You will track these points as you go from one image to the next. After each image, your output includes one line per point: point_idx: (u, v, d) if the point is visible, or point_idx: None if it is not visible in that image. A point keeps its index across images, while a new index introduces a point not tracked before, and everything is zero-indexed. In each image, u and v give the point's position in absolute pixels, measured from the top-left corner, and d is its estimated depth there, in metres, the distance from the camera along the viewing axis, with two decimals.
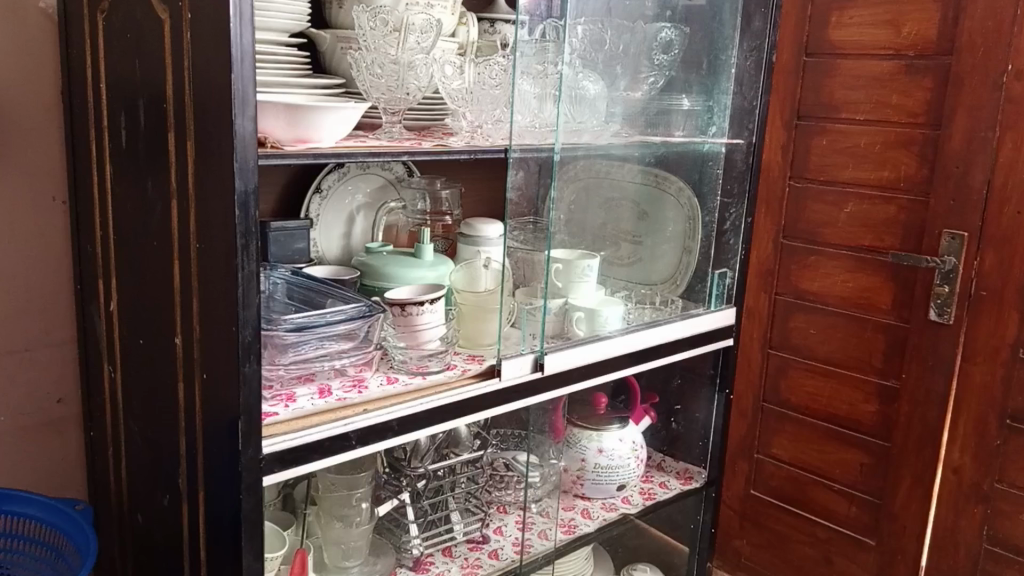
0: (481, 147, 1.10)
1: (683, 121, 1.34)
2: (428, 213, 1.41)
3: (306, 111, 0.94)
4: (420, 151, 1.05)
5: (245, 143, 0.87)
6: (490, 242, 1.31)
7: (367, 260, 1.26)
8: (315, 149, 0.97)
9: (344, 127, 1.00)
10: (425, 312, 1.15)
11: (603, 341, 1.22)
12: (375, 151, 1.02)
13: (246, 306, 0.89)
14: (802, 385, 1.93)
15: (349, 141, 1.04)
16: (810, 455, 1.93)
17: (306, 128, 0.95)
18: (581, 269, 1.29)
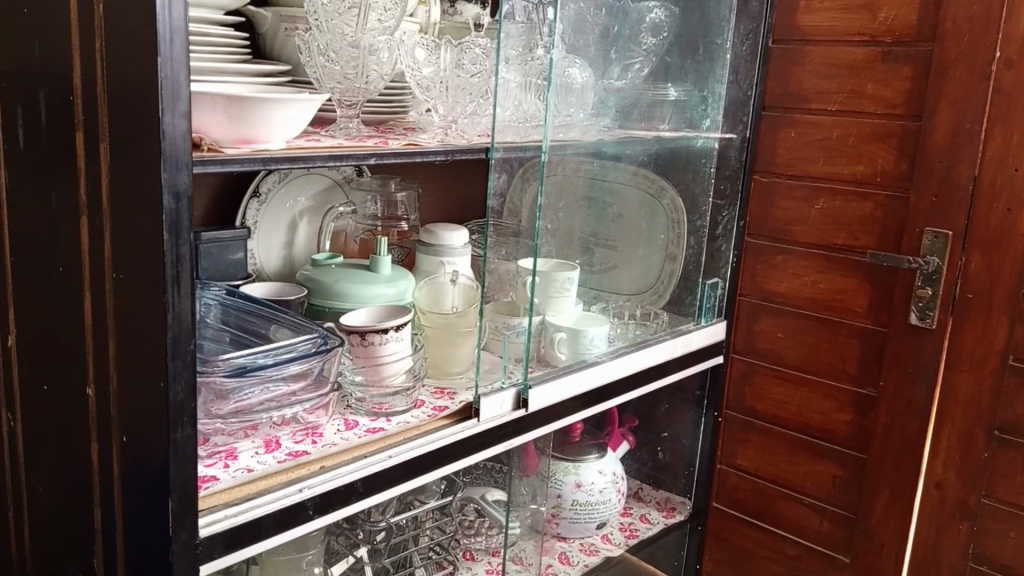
0: (453, 147, 0.93)
1: (671, 114, 1.22)
2: (381, 219, 1.25)
3: (251, 103, 0.75)
4: (384, 152, 0.87)
5: (175, 145, 0.68)
6: (455, 251, 1.15)
7: (313, 275, 1.09)
8: (264, 153, 0.79)
9: (297, 124, 0.82)
10: (389, 342, 0.97)
11: (585, 369, 1.09)
12: (332, 153, 0.84)
13: (177, 355, 0.72)
14: (768, 392, 1.82)
15: (300, 141, 0.85)
16: (776, 466, 1.83)
17: (252, 125, 0.77)
18: (562, 283, 1.13)
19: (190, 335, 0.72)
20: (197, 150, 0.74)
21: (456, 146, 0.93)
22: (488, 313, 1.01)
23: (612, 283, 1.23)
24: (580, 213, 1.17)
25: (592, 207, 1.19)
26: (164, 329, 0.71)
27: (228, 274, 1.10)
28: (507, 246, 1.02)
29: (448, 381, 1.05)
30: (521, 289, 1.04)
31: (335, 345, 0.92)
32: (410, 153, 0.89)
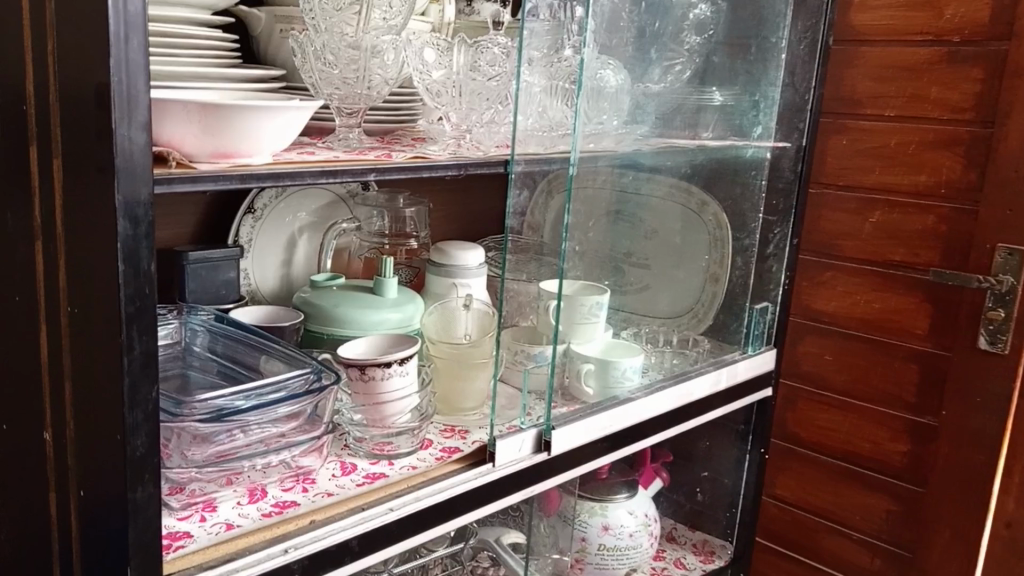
0: (467, 158, 0.82)
1: (715, 121, 1.12)
2: (388, 236, 1.24)
3: (233, 111, 0.65)
4: (385, 165, 0.76)
5: (132, 161, 0.57)
6: (467, 272, 1.09)
7: (312, 299, 1.04)
8: (245, 168, 0.68)
9: (285, 137, 0.71)
10: (393, 377, 0.86)
11: (614, 407, 0.97)
12: (323, 167, 0.72)
13: (134, 406, 0.60)
14: (813, 418, 1.69)
15: (285, 155, 0.74)
16: (819, 494, 1.70)
17: (230, 140, 0.66)
18: (591, 309, 1.03)
19: (152, 380, 0.61)
20: (166, 167, 0.63)
21: (469, 157, 0.82)
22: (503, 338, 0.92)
23: (648, 305, 1.14)
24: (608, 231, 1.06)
25: (637, 218, 1.10)
26: (117, 373, 0.60)
27: (217, 296, 1.08)
28: (526, 267, 0.92)
29: (462, 420, 0.95)
30: (544, 317, 0.94)
31: (330, 383, 0.81)
32: (419, 166, 0.77)
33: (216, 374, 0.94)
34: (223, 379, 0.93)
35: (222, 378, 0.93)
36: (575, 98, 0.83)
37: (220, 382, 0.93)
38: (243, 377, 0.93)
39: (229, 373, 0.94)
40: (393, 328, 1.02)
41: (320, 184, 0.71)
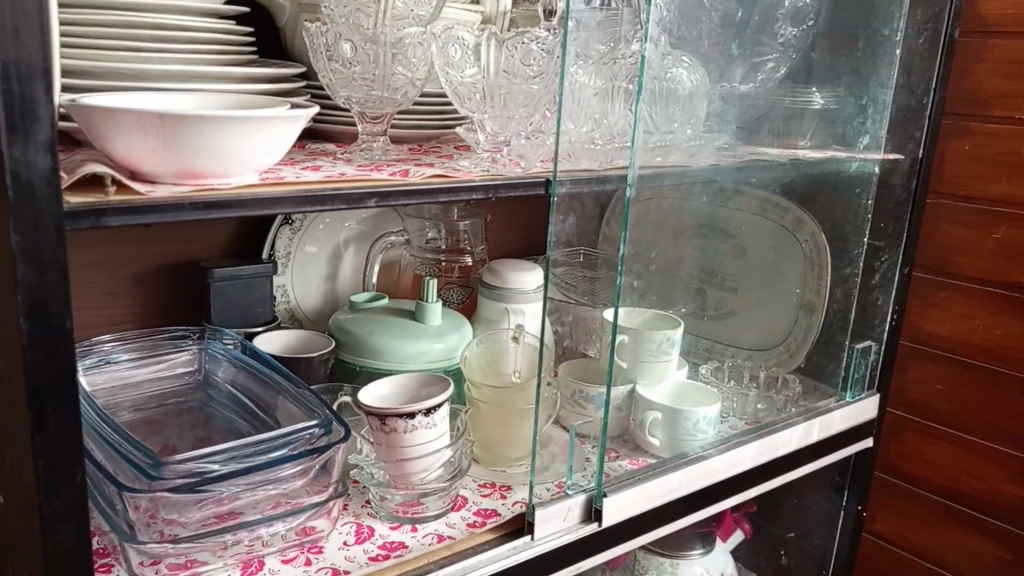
0: (500, 176, 0.68)
1: (813, 126, 0.97)
2: (443, 252, 1.09)
3: (201, 120, 0.50)
4: (394, 183, 0.62)
5: (33, 189, 0.44)
6: (522, 296, 0.94)
7: (344, 325, 0.93)
8: (211, 192, 0.53)
9: (276, 148, 0.56)
10: (419, 429, 0.74)
11: (678, 470, 0.83)
12: (316, 181, 0.59)
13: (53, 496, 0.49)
14: (918, 450, 1.51)
15: (276, 170, 0.62)
16: (924, 536, 1.52)
17: (199, 157, 0.52)
18: (662, 345, 0.89)
19: (74, 461, 0.49)
20: (102, 194, 0.50)
21: (500, 177, 0.67)
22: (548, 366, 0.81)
23: (731, 335, 1.02)
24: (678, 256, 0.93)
25: (720, 238, 0.99)
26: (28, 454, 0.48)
27: (249, 316, 0.95)
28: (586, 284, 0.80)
29: (505, 474, 0.83)
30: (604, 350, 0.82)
31: (337, 442, 0.67)
32: (437, 188, 0.64)
33: (236, 413, 0.81)
34: (241, 420, 0.80)
35: (241, 419, 0.81)
36: (634, 98, 0.67)
37: (236, 425, 0.79)
38: (262, 419, 0.80)
39: (248, 413, 0.81)
40: (429, 363, 0.89)
41: (308, 212, 0.59)
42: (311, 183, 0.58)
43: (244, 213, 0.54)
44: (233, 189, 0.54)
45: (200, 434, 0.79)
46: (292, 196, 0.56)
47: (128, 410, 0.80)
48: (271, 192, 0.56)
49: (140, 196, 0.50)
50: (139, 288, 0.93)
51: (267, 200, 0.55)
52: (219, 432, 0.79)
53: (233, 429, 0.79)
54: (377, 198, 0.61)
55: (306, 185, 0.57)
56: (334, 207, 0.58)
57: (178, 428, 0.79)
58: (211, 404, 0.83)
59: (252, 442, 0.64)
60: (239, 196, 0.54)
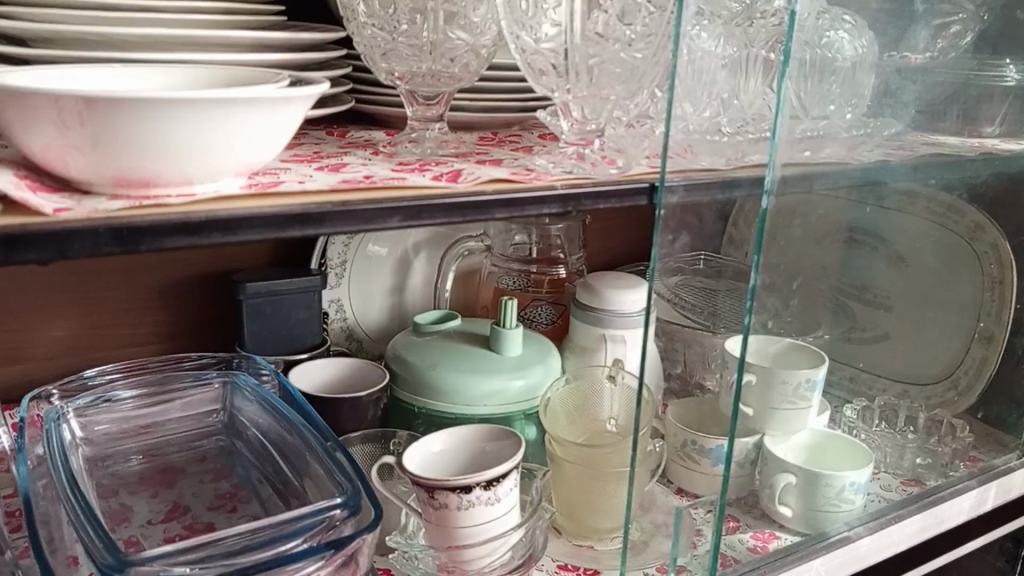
0: (576, 176, 0.52)
1: (1002, 107, 0.76)
2: (532, 260, 0.92)
3: (141, 108, 0.37)
4: (427, 190, 0.47)
5: None
6: (615, 320, 0.79)
7: (405, 356, 0.78)
8: (162, 211, 0.41)
9: (265, 142, 0.43)
10: (476, 507, 0.58)
11: (817, 556, 0.68)
12: (316, 190, 0.45)
13: None
14: None
15: (273, 173, 0.47)
16: None
17: (144, 160, 0.40)
18: (799, 390, 0.71)
19: None
20: None
21: (585, 181, 0.51)
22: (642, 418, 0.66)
23: (884, 366, 0.85)
24: (815, 263, 0.75)
25: (865, 248, 0.82)
26: None
27: (288, 341, 0.84)
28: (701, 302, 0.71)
29: (581, 554, 0.67)
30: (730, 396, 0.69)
31: (360, 533, 0.54)
32: (486, 198, 0.48)
33: (259, 468, 0.73)
34: (262, 479, 0.72)
35: (263, 477, 0.72)
36: (781, 67, 0.47)
37: (257, 486, 0.72)
38: (284, 479, 0.71)
39: (271, 469, 0.72)
40: (505, 404, 0.74)
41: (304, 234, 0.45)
42: (304, 197, 0.44)
43: (190, 240, 0.41)
44: (183, 206, 0.41)
45: (214, 493, 0.71)
46: (271, 214, 0.42)
47: (134, 460, 0.74)
48: (239, 208, 0.42)
49: (43, 218, 0.39)
50: (163, 302, 0.84)
51: (233, 219, 0.42)
52: (237, 493, 0.71)
53: (252, 491, 0.71)
54: (401, 215, 0.46)
55: (296, 199, 0.44)
56: (335, 228, 0.44)
57: (190, 484, 0.72)
58: (234, 455, 0.75)
59: (249, 532, 0.51)
60: (189, 218, 0.41)
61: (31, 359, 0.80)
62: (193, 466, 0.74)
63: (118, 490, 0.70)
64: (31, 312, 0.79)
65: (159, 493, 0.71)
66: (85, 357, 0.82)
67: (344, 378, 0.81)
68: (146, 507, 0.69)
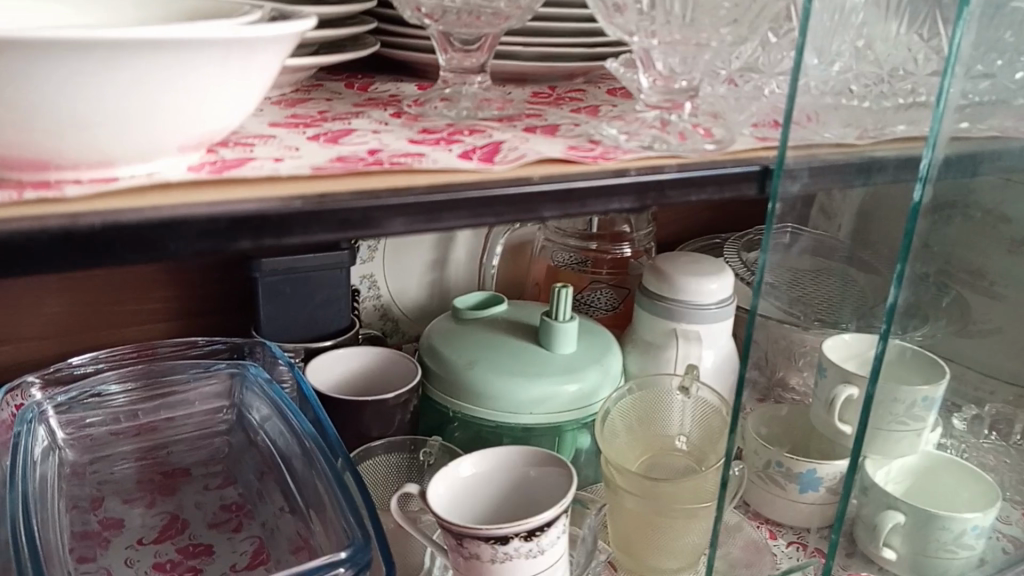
0: (654, 155, 0.42)
1: None
2: (593, 235, 0.80)
3: (14, 62, 0.28)
4: (438, 180, 0.37)
5: None
6: (691, 312, 0.67)
7: (439, 350, 0.66)
8: (59, 211, 0.31)
9: (224, 100, 0.34)
10: (513, 562, 0.47)
11: None
12: (286, 183, 0.36)
13: None
14: None
15: (244, 149, 0.38)
16: None
17: (29, 132, 0.30)
18: (914, 408, 0.60)
19: None
20: None
21: (669, 165, 0.41)
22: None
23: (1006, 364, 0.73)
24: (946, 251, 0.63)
25: (1006, 222, 0.69)
26: None
27: (311, 325, 0.74)
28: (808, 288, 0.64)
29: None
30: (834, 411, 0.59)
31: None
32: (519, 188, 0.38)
33: (268, 475, 0.64)
34: (270, 490, 0.62)
35: (269, 487, 0.63)
36: (957, 10, 0.37)
37: (264, 498, 0.62)
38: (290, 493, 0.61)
39: (277, 479, 0.62)
40: (555, 412, 0.63)
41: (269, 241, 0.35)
42: (265, 192, 0.34)
43: (97, 248, 0.31)
44: (96, 207, 0.32)
45: (218, 504, 0.62)
46: (206, 219, 0.33)
47: (129, 463, 0.65)
48: (170, 209, 0.33)
49: None
50: (178, 278, 0.75)
51: (161, 225, 0.32)
52: (244, 505, 0.62)
53: (260, 503, 0.62)
54: (405, 216, 0.36)
55: (253, 194, 0.34)
56: (307, 236, 0.34)
57: (192, 493, 0.63)
58: (243, 455, 0.66)
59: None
60: (96, 225, 0.31)
61: (24, 338, 0.71)
62: (198, 470, 0.65)
63: (106, 501, 0.61)
64: (25, 287, 0.69)
65: (155, 505, 0.62)
66: (84, 339, 0.73)
67: (373, 373, 0.70)
68: (138, 522, 0.60)
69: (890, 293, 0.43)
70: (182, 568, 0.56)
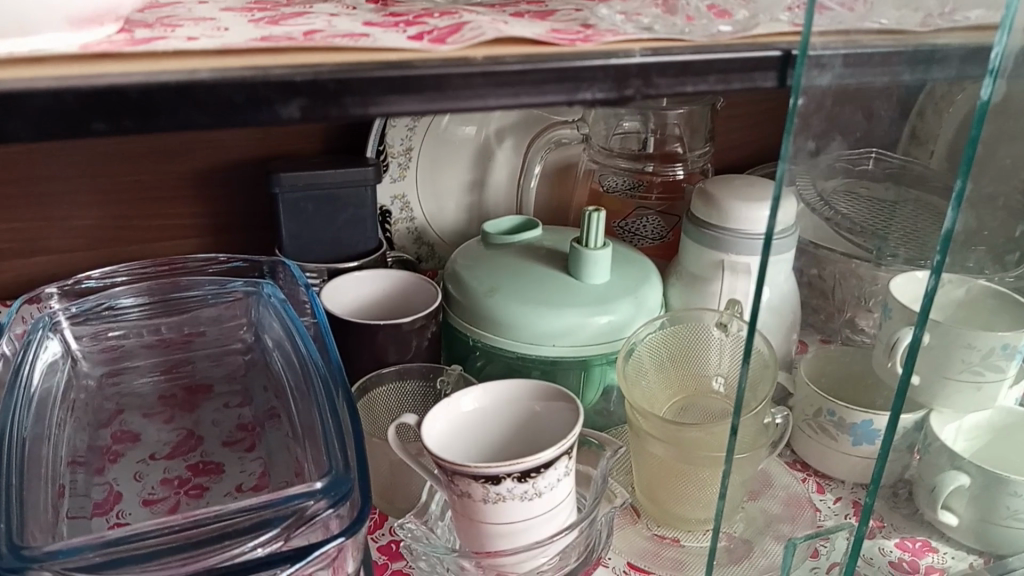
0: (660, 37, 0.41)
1: None
2: (646, 156, 0.74)
3: None
4: (352, 59, 0.36)
5: None
6: (744, 238, 0.60)
7: (461, 275, 0.62)
8: None
9: None
10: (504, 503, 0.43)
11: None
12: (177, 58, 0.34)
13: None
14: None
15: (165, 29, 0.37)
16: None
17: None
18: (987, 362, 0.52)
19: None
20: None
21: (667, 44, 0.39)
22: (759, 387, 0.49)
23: None
24: None
25: None
26: None
27: (337, 246, 0.68)
28: (857, 214, 0.60)
29: (656, 557, 0.52)
30: (893, 357, 0.52)
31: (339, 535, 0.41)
32: (457, 68, 0.36)
33: (280, 394, 0.59)
34: (280, 409, 0.57)
35: (281, 407, 0.57)
36: None
37: (275, 416, 0.57)
38: (293, 416, 0.56)
39: (287, 399, 0.57)
40: (581, 345, 0.57)
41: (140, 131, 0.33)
42: (147, 69, 0.33)
43: None
44: None
45: (235, 424, 0.58)
46: (64, 92, 0.31)
47: (150, 377, 0.61)
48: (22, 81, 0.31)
49: None
50: (212, 194, 0.70)
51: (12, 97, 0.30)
52: (259, 423, 0.57)
53: (271, 422, 0.57)
54: (304, 99, 0.34)
55: (131, 70, 0.33)
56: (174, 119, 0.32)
57: (211, 410, 0.59)
58: (263, 371, 0.61)
59: (170, 540, 0.38)
60: None
61: (54, 251, 0.68)
62: (222, 385, 0.61)
63: (125, 414, 0.58)
64: (53, 197, 0.66)
65: (174, 419, 0.58)
66: (115, 254, 0.70)
67: (397, 299, 0.66)
68: (155, 436, 0.57)
69: (946, 218, 0.37)
70: (188, 486, 0.53)
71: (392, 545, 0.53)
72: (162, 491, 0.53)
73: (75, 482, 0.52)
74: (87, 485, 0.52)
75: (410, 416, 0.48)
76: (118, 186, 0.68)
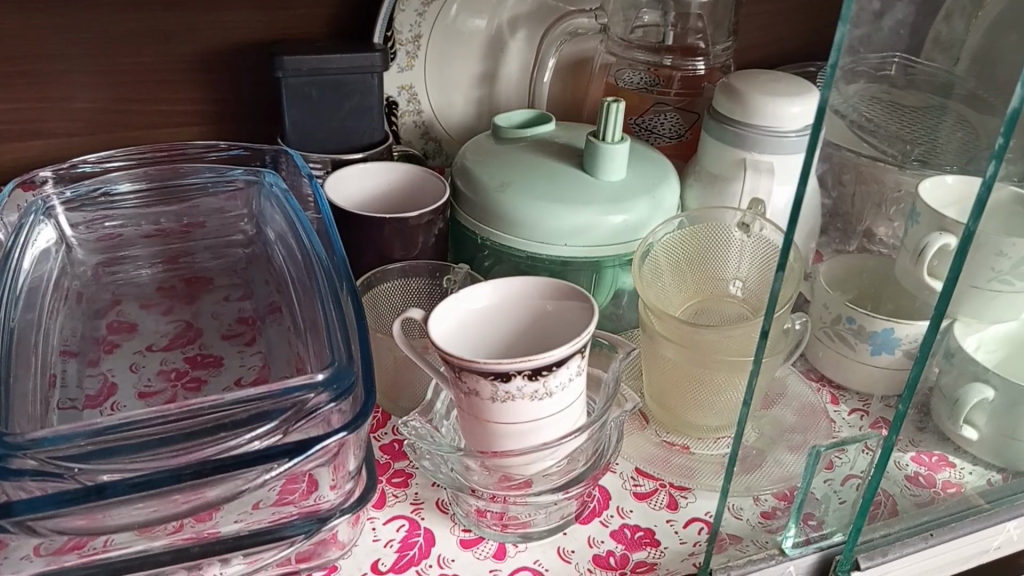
0: None
1: None
2: (664, 49, 0.70)
3: None
4: None
5: None
6: (771, 135, 0.57)
7: (471, 169, 0.59)
8: None
9: None
10: (515, 403, 0.41)
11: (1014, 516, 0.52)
12: None
13: None
14: None
15: None
16: None
17: None
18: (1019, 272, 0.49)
19: None
20: None
21: None
22: (782, 290, 0.47)
23: None
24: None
25: None
26: None
27: (343, 136, 0.65)
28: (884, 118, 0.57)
29: (665, 464, 0.51)
30: (922, 262, 0.49)
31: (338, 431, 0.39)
32: None
33: (280, 288, 0.56)
34: (280, 304, 0.55)
35: (281, 300, 0.55)
36: None
37: (275, 311, 0.55)
38: (294, 309, 0.53)
39: (286, 292, 0.55)
40: (595, 244, 0.55)
41: None
42: None
43: None
44: None
45: (235, 316, 0.56)
46: None
47: (148, 267, 0.59)
48: None
49: None
50: (211, 78, 0.67)
51: None
52: (259, 317, 0.55)
53: (271, 317, 0.55)
54: None
55: None
56: None
57: (211, 302, 0.57)
58: (263, 265, 0.59)
59: (168, 429, 0.37)
60: None
61: (48, 134, 0.65)
62: (222, 279, 0.59)
63: (123, 303, 0.57)
64: (45, 76, 0.63)
65: (173, 311, 0.57)
66: (112, 139, 0.67)
67: (403, 193, 0.64)
68: (153, 327, 0.56)
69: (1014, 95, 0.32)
70: (184, 379, 0.52)
71: (395, 445, 0.52)
72: (158, 383, 0.51)
73: (69, 372, 0.50)
74: (81, 375, 0.51)
75: (415, 311, 0.45)
76: (114, 66, 0.64)
